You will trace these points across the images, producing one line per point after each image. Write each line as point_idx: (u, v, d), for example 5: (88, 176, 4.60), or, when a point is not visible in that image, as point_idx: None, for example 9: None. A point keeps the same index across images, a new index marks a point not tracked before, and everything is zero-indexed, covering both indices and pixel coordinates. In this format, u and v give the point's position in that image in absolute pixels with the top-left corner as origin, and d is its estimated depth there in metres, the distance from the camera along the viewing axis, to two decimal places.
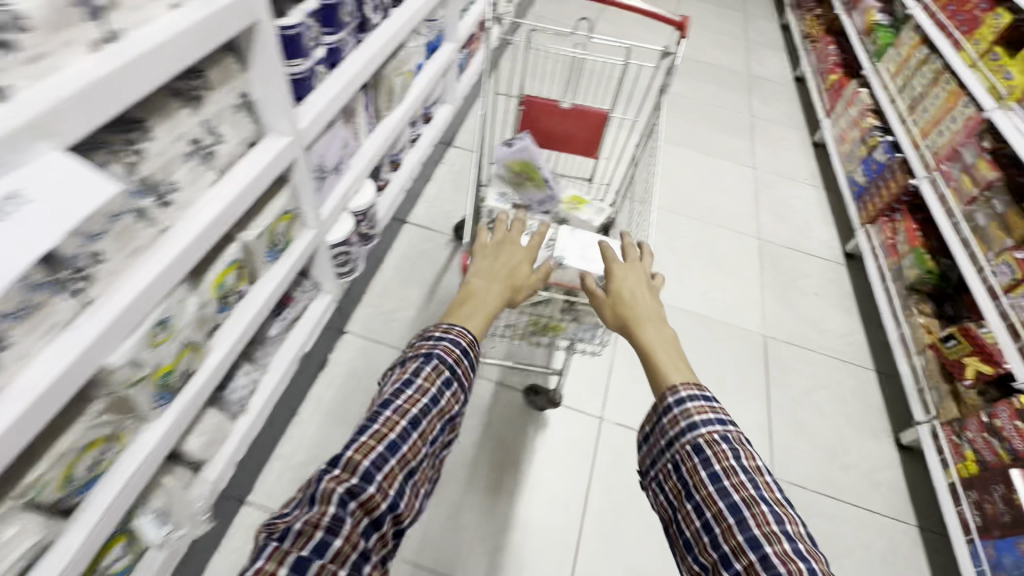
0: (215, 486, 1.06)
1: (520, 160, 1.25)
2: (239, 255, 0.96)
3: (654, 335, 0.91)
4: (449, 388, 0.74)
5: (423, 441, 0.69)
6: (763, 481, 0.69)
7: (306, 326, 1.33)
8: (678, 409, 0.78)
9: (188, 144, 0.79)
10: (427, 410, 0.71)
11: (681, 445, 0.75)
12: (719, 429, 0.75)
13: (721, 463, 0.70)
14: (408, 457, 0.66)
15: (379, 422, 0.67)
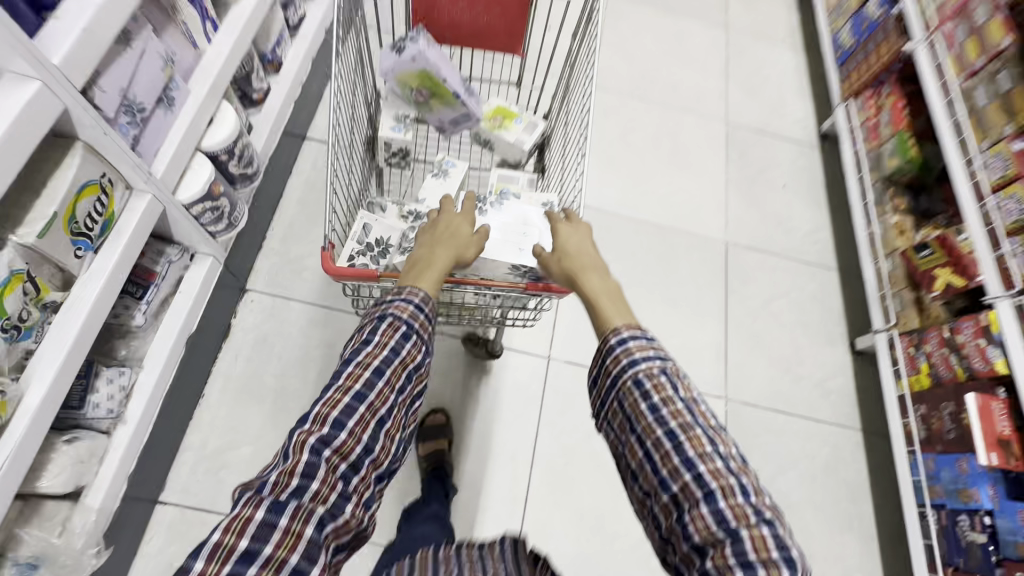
0: (104, 510, 0.93)
1: (415, 71, 0.92)
2: (21, 264, 0.69)
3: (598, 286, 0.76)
4: (410, 340, 0.68)
5: (390, 390, 0.66)
6: (699, 407, 0.65)
7: (185, 303, 1.08)
8: (621, 348, 0.68)
9: None
10: (389, 361, 0.66)
11: (623, 381, 0.66)
12: (660, 364, 0.66)
13: (660, 395, 0.64)
14: (377, 406, 0.64)
15: (343, 374, 0.65)
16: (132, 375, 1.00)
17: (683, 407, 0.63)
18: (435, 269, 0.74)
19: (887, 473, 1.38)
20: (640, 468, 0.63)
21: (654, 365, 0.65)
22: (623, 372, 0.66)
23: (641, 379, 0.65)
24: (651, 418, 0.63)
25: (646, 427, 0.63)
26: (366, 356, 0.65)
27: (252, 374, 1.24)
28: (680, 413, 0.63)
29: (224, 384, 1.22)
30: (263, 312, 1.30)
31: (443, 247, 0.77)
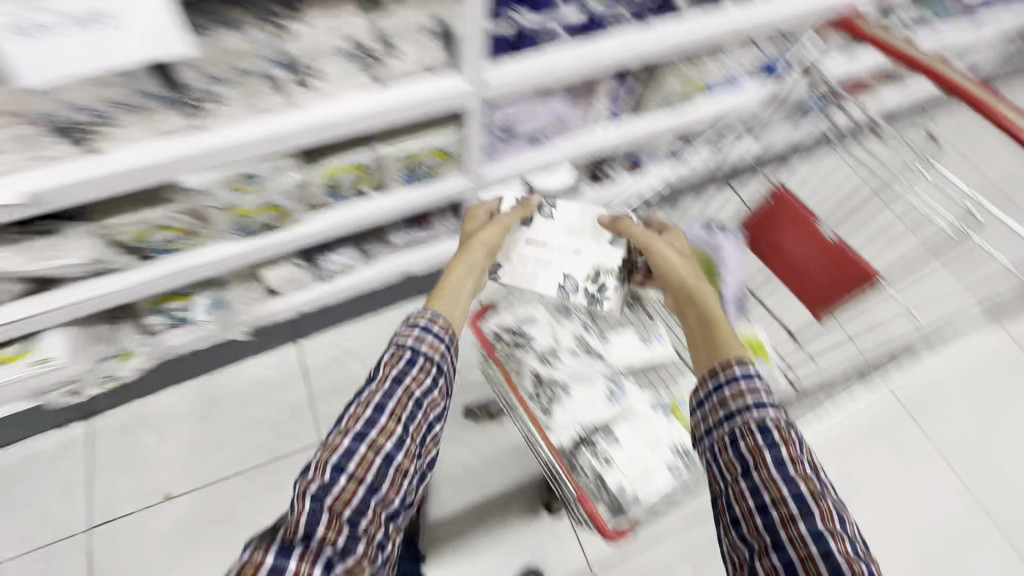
0: (269, 316, 1.23)
1: (702, 253, 0.97)
2: (368, 162, 0.99)
3: (710, 302, 0.74)
4: (411, 367, 0.68)
5: (397, 420, 0.64)
6: (823, 479, 0.54)
7: (427, 255, 1.33)
8: (746, 381, 0.60)
9: (345, 42, 0.80)
10: (390, 395, 0.65)
11: (746, 420, 0.57)
12: (790, 422, 0.57)
13: (789, 450, 0.54)
14: (381, 440, 0.62)
15: (345, 416, 0.63)
16: (360, 264, 1.28)
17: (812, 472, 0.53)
18: (447, 292, 0.78)
19: None
20: (743, 516, 0.53)
21: (784, 418, 0.56)
22: (746, 409, 0.58)
23: (767, 425, 0.56)
24: (775, 473, 0.53)
25: (765, 480, 0.53)
26: (367, 394, 0.65)
27: None
28: (810, 482, 0.52)
29: (393, 321, 1.44)
30: None
31: (460, 268, 0.82)
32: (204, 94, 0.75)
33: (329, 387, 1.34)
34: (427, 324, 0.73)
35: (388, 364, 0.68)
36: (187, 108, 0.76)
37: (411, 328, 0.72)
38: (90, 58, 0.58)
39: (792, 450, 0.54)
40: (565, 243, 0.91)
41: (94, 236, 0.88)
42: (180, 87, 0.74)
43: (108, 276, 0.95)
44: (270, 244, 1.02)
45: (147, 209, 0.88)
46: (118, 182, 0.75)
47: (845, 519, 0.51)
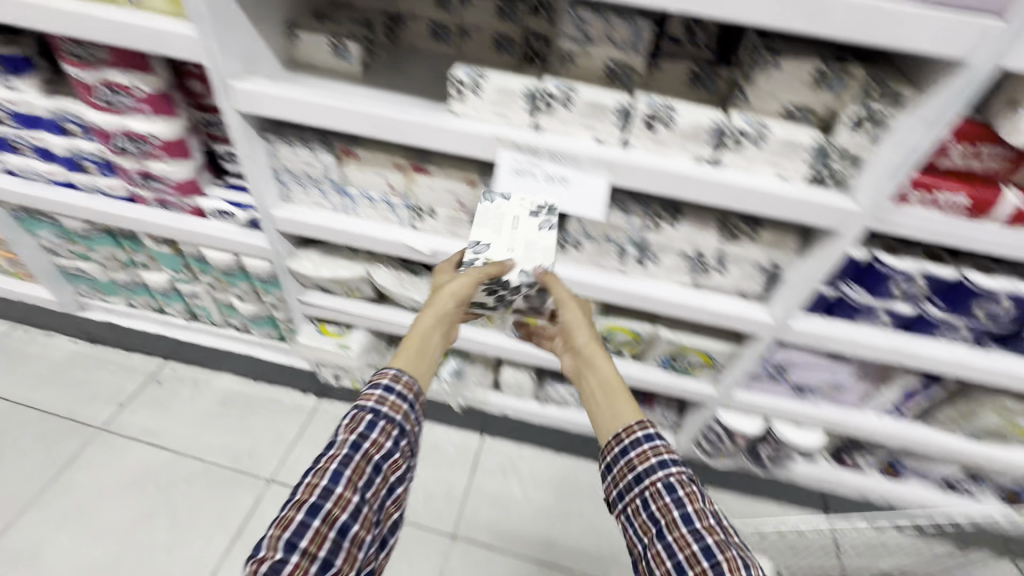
0: (482, 403, 1.37)
1: None
2: (646, 334, 1.08)
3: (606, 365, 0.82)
4: (375, 427, 0.69)
5: (354, 488, 0.64)
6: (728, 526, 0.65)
7: None
8: (650, 444, 0.73)
9: (692, 250, 0.92)
10: (348, 460, 0.66)
11: (652, 481, 0.69)
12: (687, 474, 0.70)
13: (692, 505, 0.65)
14: (337, 511, 0.62)
15: (302, 486, 0.64)
16: (572, 404, 1.37)
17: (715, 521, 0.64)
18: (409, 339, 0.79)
19: None
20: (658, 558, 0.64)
21: (682, 476, 0.69)
22: (652, 470, 0.70)
23: (672, 483, 0.68)
24: (682, 523, 0.64)
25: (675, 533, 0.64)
26: (326, 459, 0.65)
27: (577, 489, 1.40)
28: (711, 528, 0.63)
29: (565, 468, 1.45)
30: None
31: (428, 316, 0.82)
32: (571, 240, 0.96)
33: (483, 491, 1.37)
34: (389, 382, 0.73)
35: (351, 428, 0.68)
36: (555, 243, 0.97)
37: (373, 389, 0.72)
38: (540, 197, 0.81)
39: (695, 502, 0.66)
40: (501, 233, 0.86)
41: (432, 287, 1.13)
42: (560, 230, 0.95)
43: (417, 315, 1.21)
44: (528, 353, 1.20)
45: None
46: None
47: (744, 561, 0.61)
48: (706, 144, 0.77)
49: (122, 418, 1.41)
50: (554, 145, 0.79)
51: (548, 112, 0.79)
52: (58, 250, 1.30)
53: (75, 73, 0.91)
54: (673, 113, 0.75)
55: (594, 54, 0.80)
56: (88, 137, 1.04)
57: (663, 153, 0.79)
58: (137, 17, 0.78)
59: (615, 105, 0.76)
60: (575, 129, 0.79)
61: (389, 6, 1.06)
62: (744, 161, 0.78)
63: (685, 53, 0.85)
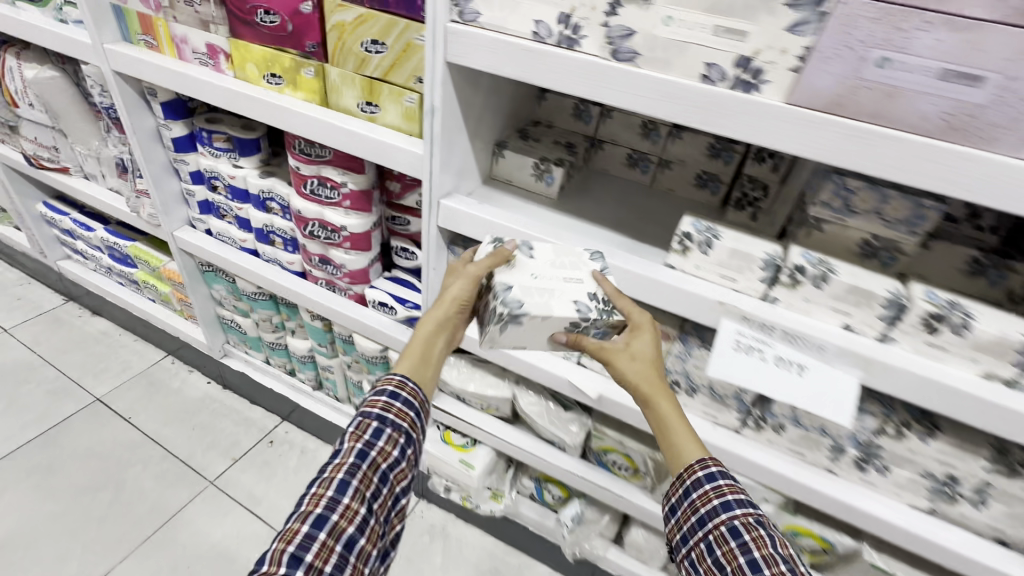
0: (598, 559, 1.18)
1: None
2: (842, 547, 0.86)
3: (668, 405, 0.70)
4: (380, 438, 0.68)
5: (360, 499, 0.64)
6: (798, 567, 0.58)
7: None
8: (710, 482, 0.66)
9: (942, 472, 0.72)
10: (355, 469, 0.65)
11: (718, 525, 0.63)
12: (754, 516, 0.63)
13: (759, 548, 0.59)
14: (344, 525, 0.61)
15: (307, 498, 0.63)
16: None
17: (788, 567, 0.57)
18: (410, 352, 0.77)
19: None
20: None
21: (748, 516, 0.62)
22: (714, 513, 0.64)
23: (736, 526, 0.61)
24: (747, 568, 0.58)
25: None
26: (331, 471, 0.64)
27: None
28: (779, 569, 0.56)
29: None
30: None
31: (430, 323, 0.78)
32: (772, 420, 0.80)
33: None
34: (394, 389, 0.73)
35: (356, 436, 0.67)
36: (748, 418, 0.82)
37: (378, 395, 0.72)
38: (767, 383, 0.65)
39: (763, 546, 0.59)
40: (561, 265, 0.76)
41: (581, 427, 1.00)
42: (761, 407, 0.80)
43: (553, 449, 1.06)
44: None
45: (631, 438, 0.97)
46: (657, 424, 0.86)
47: None
48: (1009, 362, 0.60)
49: (232, 475, 1.40)
50: (791, 324, 0.66)
51: (790, 286, 0.67)
52: (224, 302, 1.38)
53: (295, 164, 0.95)
54: (969, 319, 0.60)
55: (851, 226, 0.68)
56: (284, 216, 1.10)
57: (939, 360, 0.63)
58: (372, 130, 0.80)
59: (887, 296, 0.62)
60: (821, 310, 0.66)
61: (591, 130, 1.03)
62: None
63: (960, 237, 0.70)
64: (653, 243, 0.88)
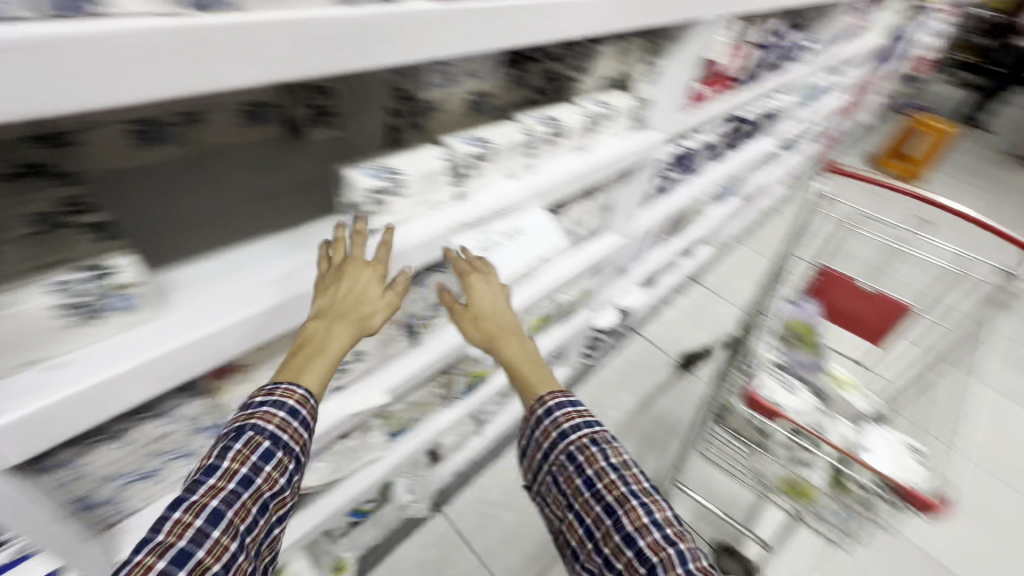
0: (439, 484, 1.21)
1: (803, 322, 1.29)
2: (547, 310, 1.17)
3: (515, 346, 0.69)
4: (271, 459, 0.49)
5: (235, 533, 0.44)
6: (631, 470, 0.61)
7: (542, 386, 1.49)
8: (548, 419, 0.66)
9: (570, 224, 1.03)
10: (239, 495, 0.46)
11: (558, 453, 0.64)
12: (590, 431, 0.64)
13: (593, 465, 0.61)
14: (207, 564, 0.42)
15: (162, 527, 0.42)
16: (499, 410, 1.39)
17: (616, 474, 0.60)
18: (328, 354, 0.54)
19: None
20: (582, 546, 0.61)
21: (582, 437, 0.63)
22: (553, 445, 0.65)
23: (572, 453, 0.63)
24: (587, 492, 0.61)
25: (583, 505, 0.61)
26: (207, 493, 0.45)
27: None
28: (615, 484, 0.59)
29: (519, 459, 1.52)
30: None
31: (338, 322, 0.54)
32: None
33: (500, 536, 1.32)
34: (294, 411, 0.52)
35: (238, 458, 0.48)
36: None
37: (269, 411, 0.51)
38: (517, 256, 0.71)
39: (596, 466, 0.61)
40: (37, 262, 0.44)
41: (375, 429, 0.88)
42: None
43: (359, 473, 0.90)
44: (477, 400, 1.12)
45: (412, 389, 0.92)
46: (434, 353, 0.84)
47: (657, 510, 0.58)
48: (579, 136, 0.84)
49: None
50: (492, 202, 0.71)
51: (470, 174, 0.69)
52: None
53: None
54: (558, 123, 0.79)
55: None
56: None
57: (556, 160, 0.83)
58: None
59: (523, 136, 0.74)
60: (494, 175, 0.73)
61: None
62: (599, 136, 0.90)
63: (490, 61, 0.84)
64: (300, 218, 0.68)
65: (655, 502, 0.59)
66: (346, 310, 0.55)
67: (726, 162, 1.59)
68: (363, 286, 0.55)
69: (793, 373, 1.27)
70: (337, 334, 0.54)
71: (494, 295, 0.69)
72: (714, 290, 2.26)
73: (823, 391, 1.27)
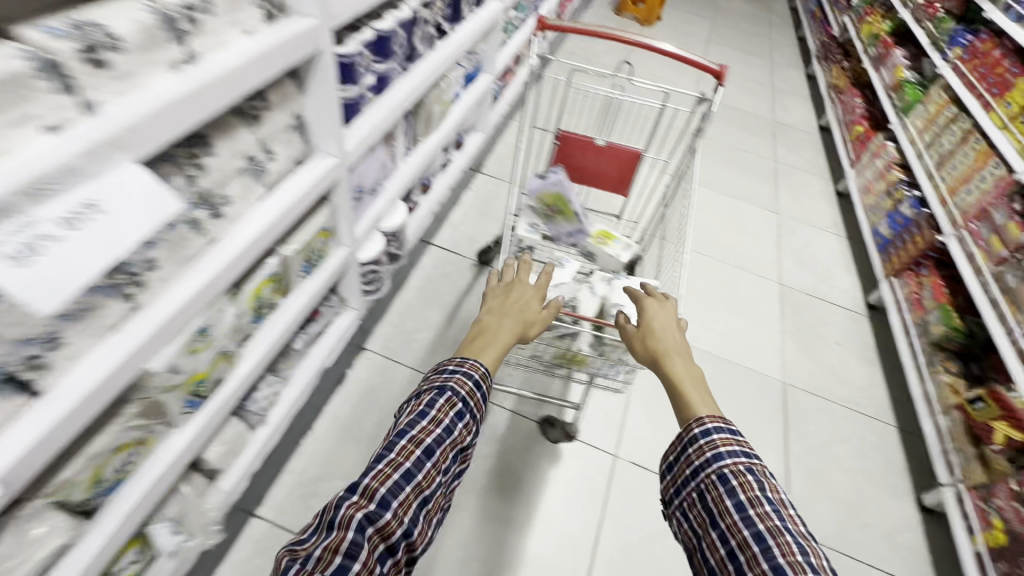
0: (228, 497, 1.05)
1: (553, 193, 1.27)
2: (276, 268, 0.98)
3: (684, 370, 0.95)
4: (461, 420, 0.82)
5: (438, 472, 0.78)
6: (787, 512, 0.74)
7: (329, 341, 1.34)
8: (706, 440, 0.83)
9: (244, 160, 0.81)
10: (439, 440, 0.79)
11: (709, 474, 0.80)
12: (744, 462, 0.80)
13: (745, 492, 0.76)
14: (422, 486, 0.75)
15: (396, 449, 0.76)
16: (282, 387, 1.21)
17: (769, 506, 0.74)
18: (500, 344, 0.95)
19: None
20: (721, 563, 0.73)
21: (738, 463, 0.79)
22: (707, 463, 0.81)
23: (725, 475, 0.79)
24: (735, 517, 0.74)
25: (729, 525, 0.75)
26: (418, 434, 0.78)
27: (352, 420, 1.41)
28: (766, 515, 0.73)
29: (331, 423, 1.40)
30: (375, 369, 1.53)
31: (508, 319, 1.00)
32: (134, 268, 0.67)
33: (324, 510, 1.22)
34: (481, 379, 0.88)
35: (441, 411, 0.82)
36: (125, 289, 0.67)
37: (461, 380, 0.86)
38: (100, 248, 0.52)
39: (751, 497, 0.75)
40: None
41: (44, 511, 0.67)
42: (117, 269, 0.65)
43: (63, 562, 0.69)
44: (219, 405, 0.92)
45: (91, 438, 0.70)
46: (74, 396, 0.60)
47: (808, 552, 0.70)
48: (170, 43, 0.61)
49: None
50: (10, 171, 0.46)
51: None
52: None
53: None
54: (108, 31, 0.55)
55: None
56: None
57: (141, 84, 0.58)
58: None
59: (30, 62, 0.49)
60: (7, 134, 0.48)
61: None
62: (211, 37, 0.66)
63: None
64: None
65: (809, 546, 0.71)
66: (515, 311, 1.02)
67: (449, 38, 1.44)
68: (537, 293, 1.05)
69: (560, 245, 1.34)
70: (506, 330, 0.97)
71: (669, 324, 1.03)
72: (496, 176, 2.24)
73: (590, 252, 1.37)
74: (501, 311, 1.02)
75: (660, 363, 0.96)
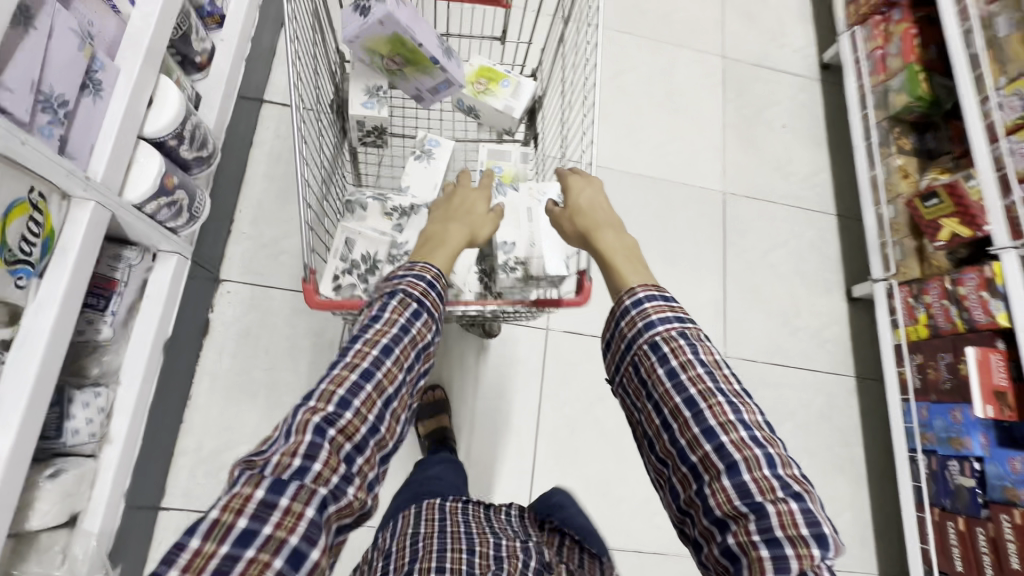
0: (103, 535, 0.89)
1: (384, 37, 0.79)
2: None
3: (613, 243, 0.74)
4: (419, 321, 0.65)
5: (400, 367, 0.62)
6: (720, 371, 0.64)
7: (155, 308, 1.01)
8: (636, 310, 0.67)
9: None
10: (399, 338, 0.63)
11: (641, 343, 0.65)
12: (678, 326, 0.66)
13: (678, 358, 0.63)
14: (385, 385, 0.60)
15: (350, 352, 0.61)
16: (112, 391, 0.94)
17: (702, 368, 0.62)
18: (451, 245, 0.72)
19: (877, 414, 1.44)
20: (657, 437, 0.63)
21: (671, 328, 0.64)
22: (639, 334, 0.66)
23: (657, 342, 0.64)
24: (668, 387, 0.63)
25: (662, 395, 0.63)
26: (374, 335, 0.62)
27: (236, 373, 1.19)
28: (700, 378, 0.62)
29: (212, 384, 1.17)
30: (244, 303, 1.23)
31: (455, 220, 0.75)
32: None
33: (244, 451, 1.14)
34: (435, 282, 0.68)
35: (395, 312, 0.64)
36: None
37: (415, 281, 0.67)
38: None
39: (684, 361, 0.63)
40: None
41: None
42: None
43: None
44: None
45: None
46: None
47: (743, 409, 0.61)
48: None
49: None
50: None
51: None
52: None
53: None
54: None
55: None
56: None
57: None
58: None
59: None
60: None
61: None
62: None
63: None
64: None
65: (743, 403, 0.62)
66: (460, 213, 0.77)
67: None
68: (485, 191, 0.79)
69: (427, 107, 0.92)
70: (456, 232, 0.73)
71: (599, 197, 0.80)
72: None
73: (470, 108, 0.95)
74: (444, 218, 0.76)
75: (590, 240, 0.76)
